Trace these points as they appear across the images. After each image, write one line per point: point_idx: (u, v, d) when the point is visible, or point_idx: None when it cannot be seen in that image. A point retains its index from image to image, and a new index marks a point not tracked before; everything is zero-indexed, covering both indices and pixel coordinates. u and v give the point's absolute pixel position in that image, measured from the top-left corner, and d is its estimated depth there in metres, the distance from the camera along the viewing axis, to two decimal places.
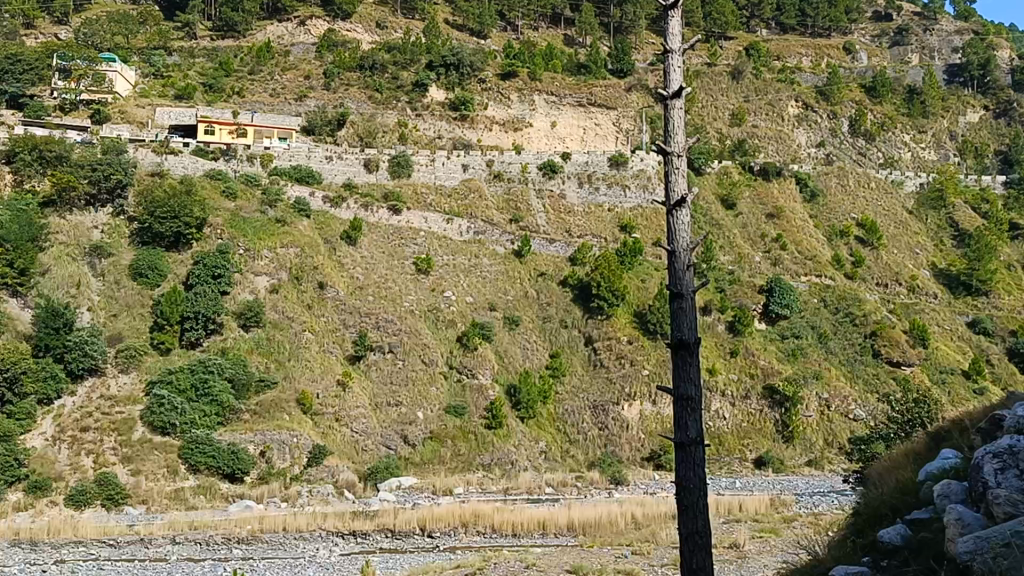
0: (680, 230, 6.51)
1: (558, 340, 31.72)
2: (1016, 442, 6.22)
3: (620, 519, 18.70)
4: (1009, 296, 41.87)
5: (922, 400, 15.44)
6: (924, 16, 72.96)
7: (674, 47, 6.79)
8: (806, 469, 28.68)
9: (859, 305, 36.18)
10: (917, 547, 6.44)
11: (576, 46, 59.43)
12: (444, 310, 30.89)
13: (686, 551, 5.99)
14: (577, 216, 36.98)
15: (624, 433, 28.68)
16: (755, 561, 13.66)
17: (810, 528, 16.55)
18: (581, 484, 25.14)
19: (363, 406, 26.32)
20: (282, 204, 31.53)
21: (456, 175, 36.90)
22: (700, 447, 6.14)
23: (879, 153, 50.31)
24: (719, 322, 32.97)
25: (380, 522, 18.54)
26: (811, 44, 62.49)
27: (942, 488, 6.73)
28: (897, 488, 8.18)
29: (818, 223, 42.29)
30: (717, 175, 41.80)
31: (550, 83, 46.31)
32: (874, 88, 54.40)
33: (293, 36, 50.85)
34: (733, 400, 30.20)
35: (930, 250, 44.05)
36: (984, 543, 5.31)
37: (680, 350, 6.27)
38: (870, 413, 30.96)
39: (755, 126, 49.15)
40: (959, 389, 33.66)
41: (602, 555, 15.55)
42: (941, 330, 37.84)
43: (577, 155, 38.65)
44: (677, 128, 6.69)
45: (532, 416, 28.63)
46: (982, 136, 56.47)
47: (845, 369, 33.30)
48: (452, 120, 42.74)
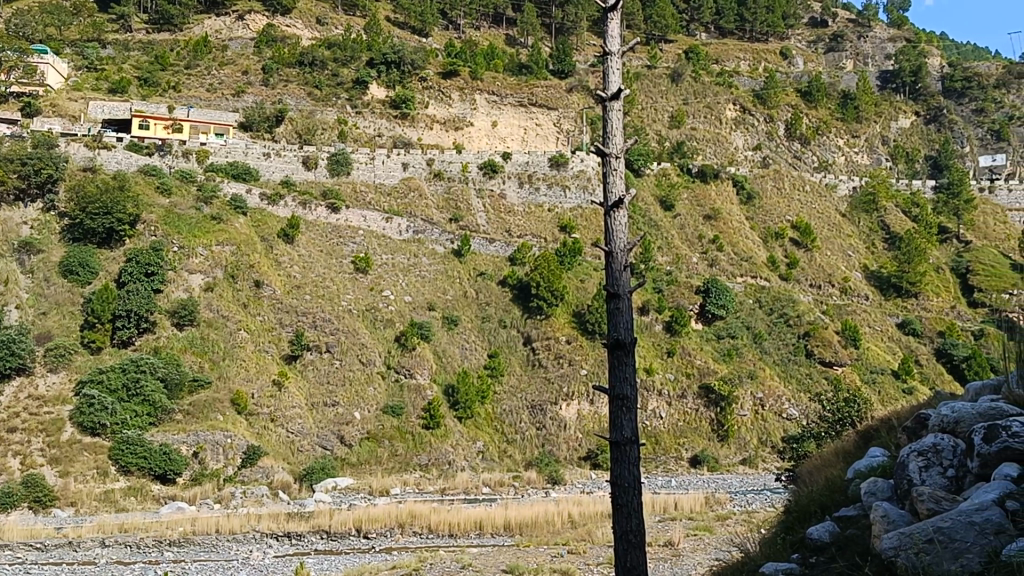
0: (617, 230, 6.52)
1: (497, 340, 31.76)
2: (940, 440, 6.35)
3: (556, 519, 18.74)
4: (938, 298, 42.96)
5: (853, 400, 15.76)
6: (858, 23, 74.42)
7: (613, 49, 6.81)
8: (739, 468, 29.02)
9: (794, 306, 36.81)
10: (844, 544, 6.53)
11: (518, 46, 59.50)
12: (383, 309, 30.70)
13: (620, 549, 5.98)
14: (517, 216, 37.04)
15: (562, 433, 28.78)
16: (688, 560, 13.78)
17: (743, 526, 16.75)
18: (518, 484, 25.13)
19: (299, 406, 26.07)
20: (217, 201, 31.03)
21: (396, 174, 36.73)
22: (634, 446, 6.16)
23: (814, 157, 51.46)
24: (657, 322, 33.30)
25: (315, 523, 18.34)
26: (749, 49, 63.40)
27: (869, 486, 6.82)
28: (826, 486, 8.31)
29: (754, 225, 42.85)
30: (656, 177, 42.10)
31: (490, 83, 46.42)
32: (809, 93, 55.08)
33: (231, 31, 50.09)
34: (670, 399, 30.47)
35: (862, 252, 45.03)
36: (907, 539, 5.36)
37: (615, 350, 6.28)
38: (802, 412, 31.47)
39: (694, 128, 49.75)
40: (889, 389, 34.36)
41: (538, 554, 15.56)
42: (872, 331, 38.67)
43: (517, 155, 38.72)
44: (615, 129, 6.69)
45: (470, 416, 28.60)
46: (913, 141, 58.02)
47: (779, 369, 33.83)
48: (393, 118, 42.58)
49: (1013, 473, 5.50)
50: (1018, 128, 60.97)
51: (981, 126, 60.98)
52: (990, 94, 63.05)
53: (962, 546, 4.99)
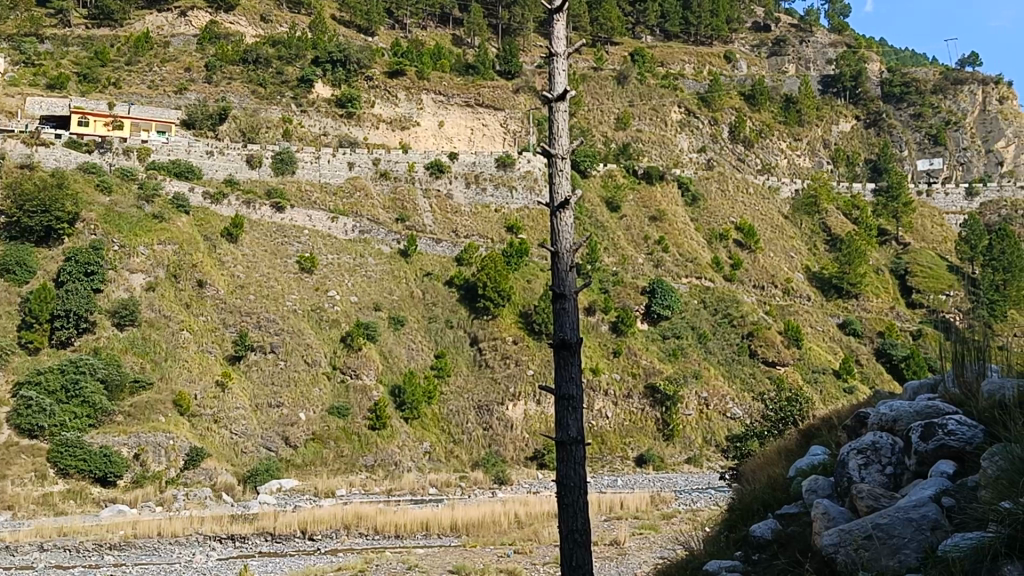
0: (563, 232, 6.55)
1: (443, 341, 31.74)
2: (878, 437, 6.48)
3: (502, 519, 18.77)
4: (877, 299, 43.78)
5: (795, 400, 16.00)
6: (800, 28, 75.59)
7: (559, 51, 6.84)
8: (684, 467, 29.29)
9: (737, 306, 37.28)
10: (785, 542, 6.63)
11: (464, 47, 59.40)
12: (328, 309, 30.46)
13: (566, 548, 6.00)
14: (463, 216, 37.01)
15: (508, 433, 28.82)
16: (634, 558, 13.90)
17: (688, 524, 16.91)
18: (465, 485, 25.12)
19: (243, 408, 25.80)
20: (159, 199, 30.54)
21: (341, 173, 36.51)
22: (580, 446, 6.19)
23: (757, 160, 52.25)
24: (603, 322, 33.52)
25: (259, 526, 18.14)
26: (694, 52, 64.05)
27: (810, 484, 6.94)
28: (769, 484, 8.44)
29: (699, 227, 43.26)
30: (602, 178, 42.26)
31: (437, 83, 46.50)
32: (752, 96, 55.95)
33: (173, 27, 49.26)
34: (616, 399, 30.65)
35: (804, 253, 45.74)
36: (847, 536, 5.44)
37: (561, 350, 6.31)
38: (746, 411, 31.85)
39: (640, 130, 50.13)
40: (830, 388, 34.92)
41: (484, 555, 15.57)
42: (814, 331, 39.30)
43: (464, 156, 38.70)
44: (560, 130, 6.71)
45: (416, 417, 28.52)
46: (853, 145, 59.37)
47: (723, 368, 34.21)
48: (338, 117, 42.25)
49: (948, 471, 5.63)
50: (955, 133, 62.11)
51: (919, 131, 62.01)
52: (928, 99, 63.48)
53: (900, 542, 5.08)
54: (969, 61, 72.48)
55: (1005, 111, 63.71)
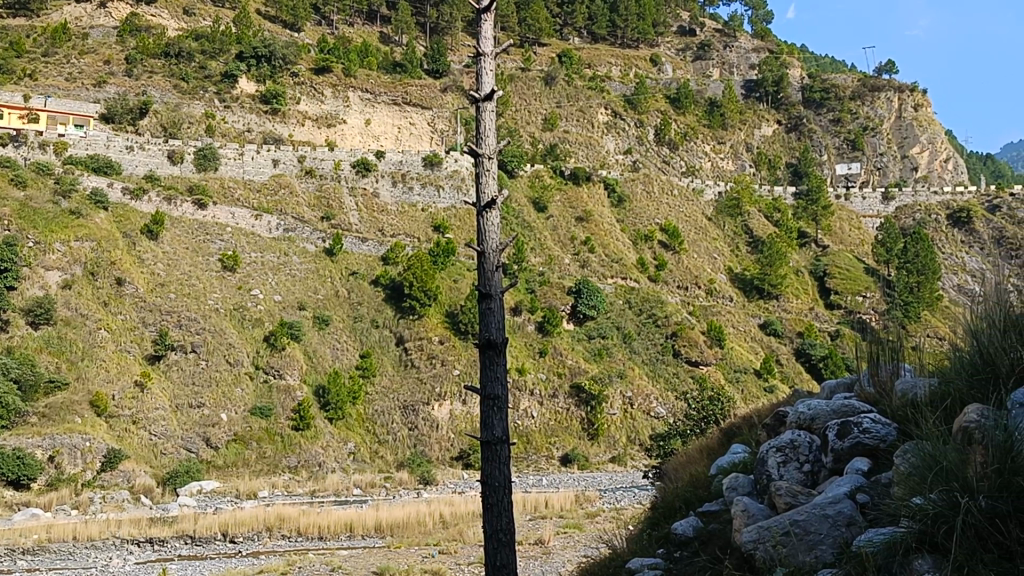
0: (489, 231, 6.54)
1: (369, 340, 31.56)
2: (796, 435, 6.60)
3: (428, 520, 18.78)
4: (797, 300, 44.72)
5: (717, 399, 16.27)
6: (725, 33, 76.84)
7: (486, 51, 6.83)
8: (609, 465, 29.50)
9: (661, 306, 37.74)
10: (707, 539, 6.69)
11: (392, 45, 59.04)
12: (251, 308, 30.01)
13: (490, 548, 5.98)
14: (390, 216, 36.79)
15: (433, 433, 28.79)
16: (558, 557, 13.98)
17: (612, 523, 17.05)
18: (389, 486, 25.01)
19: (162, 408, 25.31)
20: (77, 194, 29.64)
21: (266, 170, 36.00)
22: (504, 445, 6.18)
23: (682, 162, 53.23)
24: (529, 322, 33.66)
25: (179, 529, 17.79)
26: (620, 55, 64.71)
27: (731, 481, 7.06)
28: (689, 483, 8.56)
29: (625, 228, 43.67)
30: (529, 179, 42.29)
31: (364, 81, 46.73)
32: (677, 99, 57.08)
33: (92, 18, 47.81)
34: (541, 399, 30.79)
35: (727, 255, 46.52)
36: (766, 532, 5.53)
37: (487, 349, 6.30)
38: (670, 411, 32.23)
39: (567, 131, 50.39)
40: (751, 387, 35.50)
41: (408, 555, 15.53)
42: (736, 331, 39.97)
43: (390, 155, 38.53)
44: (487, 130, 6.69)
45: (341, 417, 28.29)
46: (775, 149, 61.08)
47: (648, 368, 34.57)
48: (263, 114, 41.69)
49: (863, 468, 5.75)
50: (872, 138, 63.52)
51: (838, 136, 63.41)
52: (847, 105, 64.71)
53: (816, 538, 5.18)
54: (886, 68, 74.38)
55: (919, 118, 65.44)
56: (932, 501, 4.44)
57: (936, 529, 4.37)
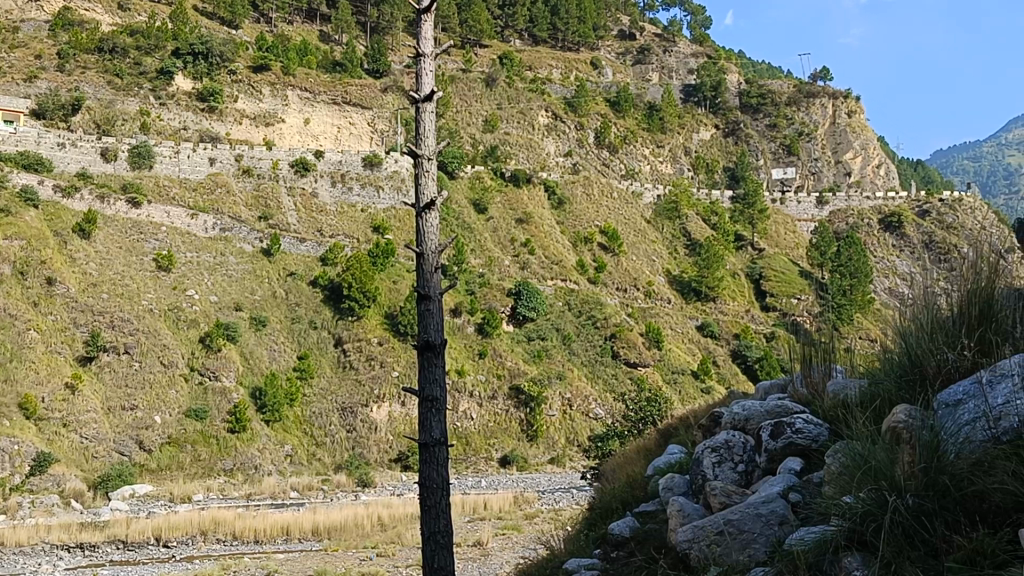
0: (428, 231, 6.50)
1: (306, 341, 31.32)
2: (731, 436, 6.69)
3: (366, 523, 18.77)
4: (734, 302, 45.35)
5: (655, 400, 16.43)
6: (664, 37, 77.54)
7: (426, 51, 6.79)
8: (548, 467, 29.56)
9: (600, 308, 37.99)
10: (643, 539, 6.73)
11: (332, 44, 58.62)
12: (186, 309, 29.52)
13: (427, 550, 5.95)
14: (328, 216, 36.50)
15: (372, 435, 28.85)
16: (496, 559, 14.00)
17: (550, 524, 17.13)
18: (327, 489, 24.83)
19: (94, 411, 24.79)
20: (6, 191, 28.75)
21: (202, 169, 35.42)
22: (443, 447, 6.15)
23: (621, 165, 53.87)
24: (468, 324, 33.64)
25: (110, 533, 17.45)
26: (560, 58, 64.99)
27: (666, 482, 7.13)
28: (626, 485, 8.63)
29: (564, 230, 43.90)
30: (469, 180, 42.17)
31: (303, 79, 46.69)
32: (618, 103, 58.29)
33: (23, 11, 46.45)
34: (480, 401, 30.79)
35: (665, 257, 47.05)
36: (701, 532, 5.58)
37: (426, 350, 6.25)
38: (608, 412, 32.45)
39: (507, 133, 50.46)
40: (688, 388, 35.87)
41: (346, 557, 15.45)
42: (673, 333, 40.39)
43: (330, 154, 38.28)
44: (427, 131, 6.67)
45: (277, 419, 27.99)
46: (713, 153, 62.14)
47: (586, 369, 34.76)
48: (199, 111, 41.26)
49: (796, 467, 5.84)
50: (807, 143, 64.39)
51: (774, 141, 64.35)
52: (783, 111, 65.71)
53: (750, 536, 5.23)
54: (821, 75, 75.66)
55: (853, 125, 66.66)
56: (861, 500, 4.53)
57: (865, 527, 4.45)
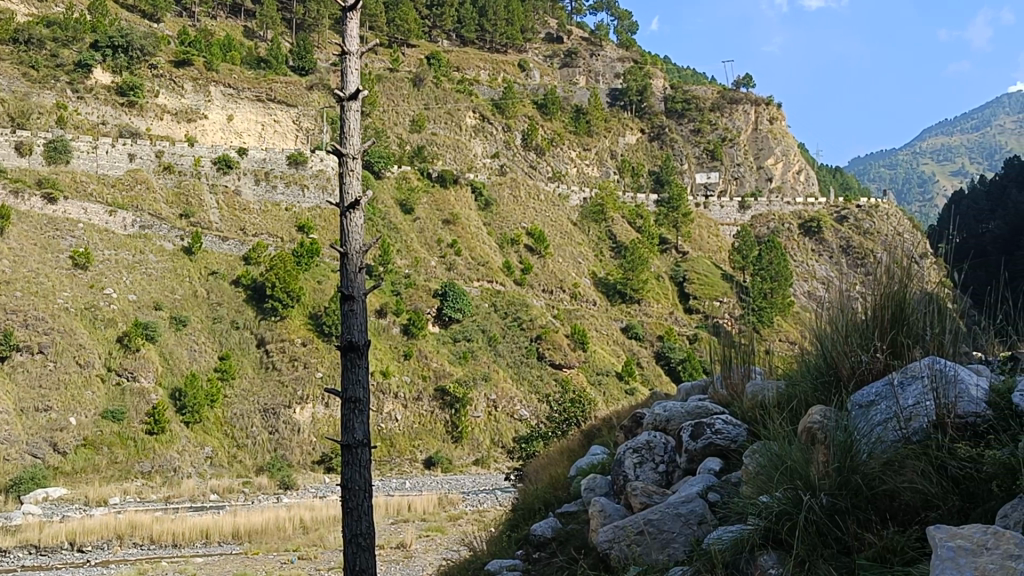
0: (352, 231, 6.43)
1: (228, 341, 30.84)
2: (652, 437, 6.78)
3: (287, 525, 18.55)
4: (657, 304, 45.97)
5: (579, 401, 16.53)
6: (591, 42, 78.25)
7: (353, 49, 6.70)
8: (472, 468, 29.48)
9: (526, 310, 38.10)
10: (564, 539, 6.78)
11: (256, 40, 57.81)
12: (103, 308, 28.79)
13: (349, 552, 5.89)
14: (252, 214, 36.00)
15: (295, 437, 28.58)
16: (420, 560, 13.96)
17: (474, 525, 17.15)
18: (248, 491, 24.49)
19: (6, 412, 24.05)
20: None
21: (121, 165, 34.64)
22: (365, 448, 6.09)
23: (548, 167, 54.56)
24: (394, 324, 33.48)
25: (22, 538, 16.91)
26: (488, 59, 65.04)
27: (588, 483, 7.19)
28: (550, 484, 8.71)
29: (491, 231, 43.96)
30: (396, 180, 41.85)
31: (227, 75, 46.14)
32: (545, 105, 58.84)
33: None
34: (405, 402, 30.67)
35: (591, 259, 47.54)
36: (621, 532, 5.63)
37: (349, 351, 6.19)
38: (533, 413, 32.56)
39: (434, 133, 50.36)
40: (613, 389, 36.18)
41: (265, 561, 15.23)
42: (599, 335, 40.72)
43: (254, 152, 37.72)
44: (352, 130, 6.59)
45: (198, 421, 27.53)
46: (638, 157, 63.04)
47: (512, 371, 34.83)
48: (119, 106, 40.36)
49: (715, 467, 5.92)
50: (730, 149, 65.44)
51: (698, 146, 65.30)
52: (707, 117, 66.63)
53: (668, 536, 5.28)
54: (743, 82, 77.05)
55: (774, 131, 67.88)
56: (777, 499, 4.60)
57: (780, 526, 4.51)
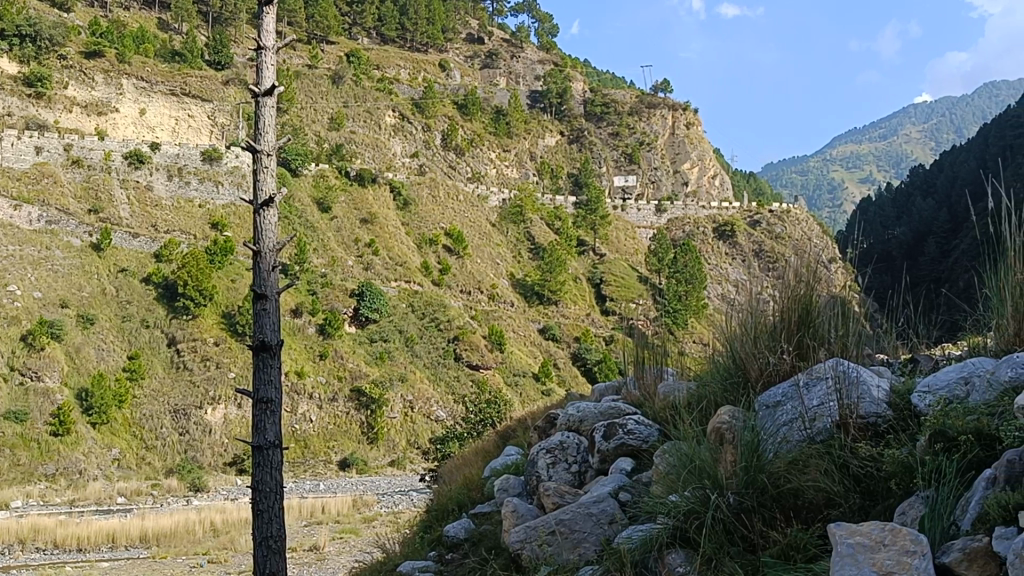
0: (266, 230, 6.31)
1: (138, 341, 30.16)
2: (566, 437, 6.82)
3: (197, 528, 18.15)
4: (574, 306, 46.36)
5: (495, 401, 16.60)
6: (512, 43, 78.43)
7: (268, 45, 6.57)
8: (388, 469, 29.22)
9: (444, 310, 38.00)
10: (477, 540, 6.79)
11: (171, 32, 56.54)
12: (6, 305, 27.82)
13: (259, 556, 5.79)
14: (164, 210, 35.15)
15: (206, 438, 28.13)
16: (333, 562, 13.83)
17: (388, 527, 17.06)
18: (157, 493, 23.97)
19: None
20: None
21: (27, 158, 33.68)
22: (277, 450, 5.98)
23: (467, 167, 54.86)
24: (309, 324, 33.08)
25: None
26: (409, 58, 64.70)
27: (501, 484, 7.20)
28: (463, 485, 8.72)
29: (409, 231, 43.78)
30: (313, 178, 41.28)
31: (139, 68, 45.19)
32: (465, 105, 58.84)
33: None
34: (320, 403, 30.38)
35: (509, 260, 47.73)
36: (533, 533, 5.64)
37: (261, 351, 6.05)
38: (449, 414, 32.55)
39: (353, 132, 49.87)
40: (530, 390, 36.31)
41: (173, 565, 14.90)
42: (516, 336, 40.88)
43: (166, 147, 36.91)
44: (267, 126, 6.46)
45: (105, 422, 26.82)
46: (557, 159, 63.72)
47: (429, 372, 34.80)
48: (25, 97, 39.13)
49: (627, 467, 5.98)
50: (648, 153, 66.27)
51: (616, 149, 65.96)
52: (625, 120, 67.42)
53: (580, 536, 5.30)
54: (661, 87, 78.07)
55: (691, 136, 69.05)
56: (685, 499, 4.64)
57: (687, 525, 4.56)
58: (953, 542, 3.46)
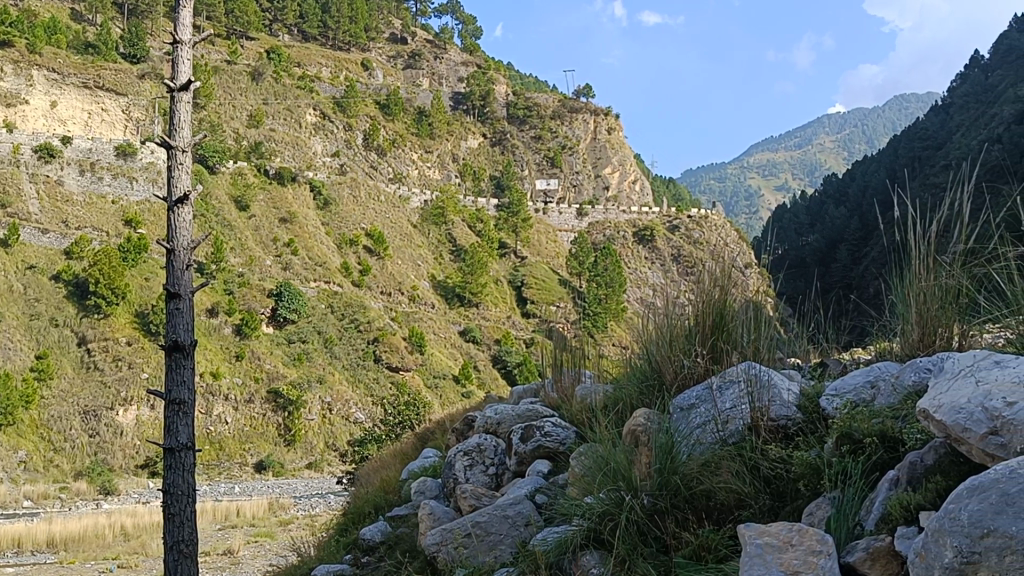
0: (179, 228, 6.18)
1: (47, 339, 29.27)
2: (483, 439, 6.82)
3: (107, 532, 17.66)
4: (495, 308, 46.47)
5: (413, 403, 16.52)
6: (436, 44, 78.23)
7: (184, 39, 6.43)
8: (306, 471, 28.90)
9: (364, 312, 37.70)
10: (394, 542, 6.75)
11: (84, 23, 55.05)
12: None
13: (169, 560, 5.66)
14: (75, 206, 34.19)
15: (117, 440, 27.61)
16: (247, 566, 13.62)
17: (305, 529, 16.87)
18: (65, 497, 23.35)
19: None
20: None
21: None
22: (190, 452, 5.85)
23: (389, 168, 54.72)
24: (226, 324, 32.50)
25: None
26: (331, 57, 64.09)
27: (419, 487, 7.17)
28: (379, 488, 8.65)
29: (330, 231, 43.34)
30: (231, 175, 40.55)
31: (51, 59, 43.98)
32: (387, 105, 58.59)
33: None
34: (236, 405, 29.92)
35: (430, 262, 47.63)
36: (449, 534, 5.63)
37: (174, 352, 5.92)
38: (368, 416, 32.34)
39: (273, 129, 49.08)
40: (449, 392, 36.20)
41: (81, 571, 14.50)
42: (436, 338, 40.79)
43: (79, 141, 35.93)
44: (182, 122, 6.32)
45: (11, 423, 25.87)
46: (480, 161, 63.74)
47: (348, 373, 34.52)
48: None
49: (543, 469, 6.01)
50: (569, 157, 66.95)
51: (539, 152, 66.24)
52: (548, 124, 67.82)
53: (496, 538, 5.30)
54: (584, 91, 78.71)
55: (611, 141, 69.93)
56: (600, 500, 4.68)
57: (602, 526, 4.59)
58: (858, 542, 3.55)
